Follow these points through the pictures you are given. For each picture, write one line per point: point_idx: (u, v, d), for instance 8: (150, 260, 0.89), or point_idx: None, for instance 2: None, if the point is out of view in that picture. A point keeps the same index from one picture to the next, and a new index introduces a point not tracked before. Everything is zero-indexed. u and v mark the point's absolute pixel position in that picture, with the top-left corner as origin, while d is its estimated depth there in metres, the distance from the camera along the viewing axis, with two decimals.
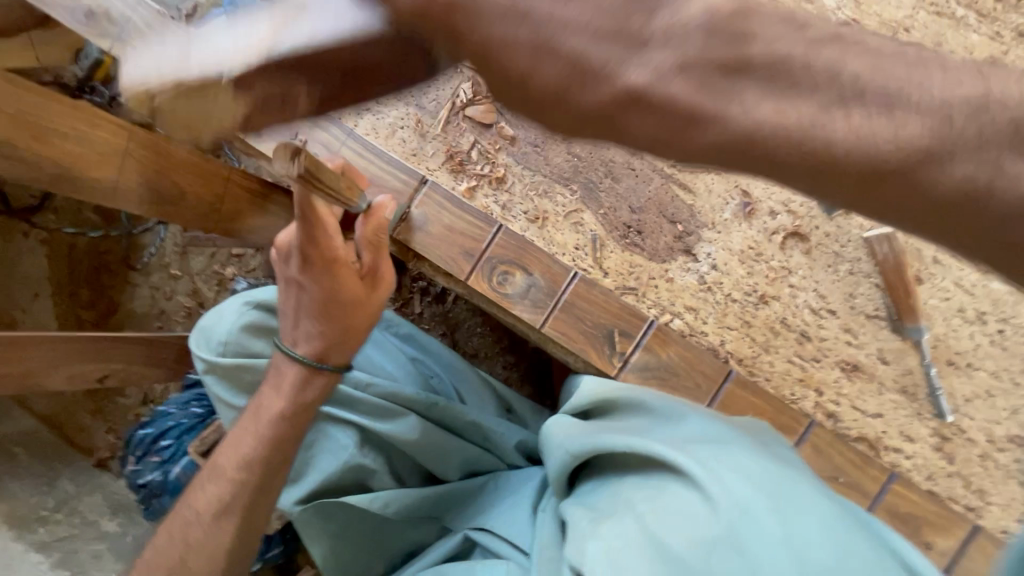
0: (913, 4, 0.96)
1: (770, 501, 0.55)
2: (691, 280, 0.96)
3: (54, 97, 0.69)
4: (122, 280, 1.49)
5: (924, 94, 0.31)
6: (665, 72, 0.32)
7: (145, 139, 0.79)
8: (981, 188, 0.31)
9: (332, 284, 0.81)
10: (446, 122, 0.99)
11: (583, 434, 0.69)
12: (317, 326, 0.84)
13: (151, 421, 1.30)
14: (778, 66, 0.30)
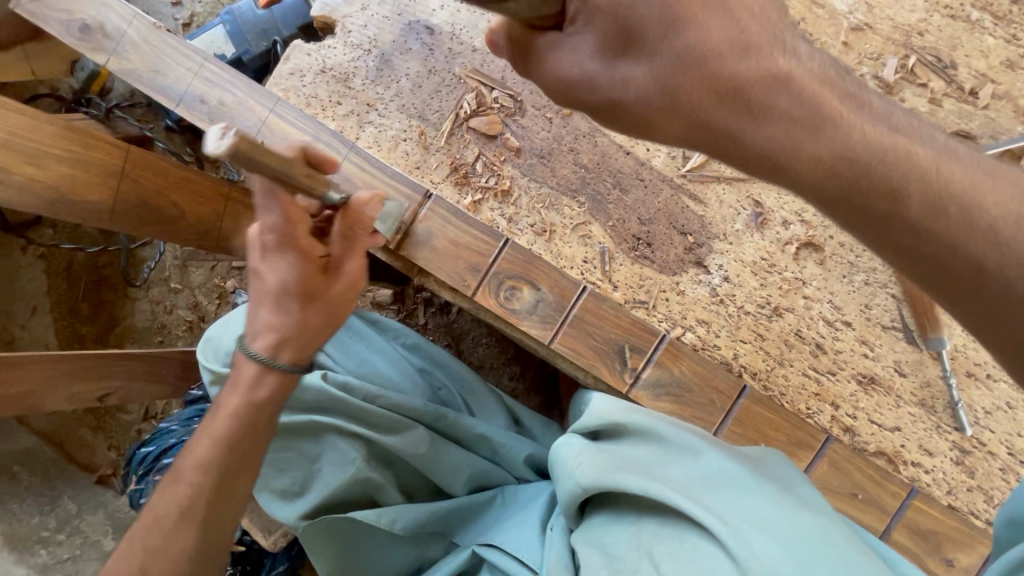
0: (926, 8, 0.94)
1: (797, 563, 0.52)
2: (702, 292, 0.94)
3: (47, 120, 0.70)
4: (122, 294, 1.47)
5: (956, 191, 0.50)
6: (779, 164, 0.51)
7: (143, 160, 0.78)
8: (989, 263, 0.48)
9: (297, 275, 0.76)
10: (450, 134, 0.97)
11: (595, 465, 0.66)
12: (276, 319, 0.79)
13: (153, 439, 1.28)
14: (866, 163, 0.50)
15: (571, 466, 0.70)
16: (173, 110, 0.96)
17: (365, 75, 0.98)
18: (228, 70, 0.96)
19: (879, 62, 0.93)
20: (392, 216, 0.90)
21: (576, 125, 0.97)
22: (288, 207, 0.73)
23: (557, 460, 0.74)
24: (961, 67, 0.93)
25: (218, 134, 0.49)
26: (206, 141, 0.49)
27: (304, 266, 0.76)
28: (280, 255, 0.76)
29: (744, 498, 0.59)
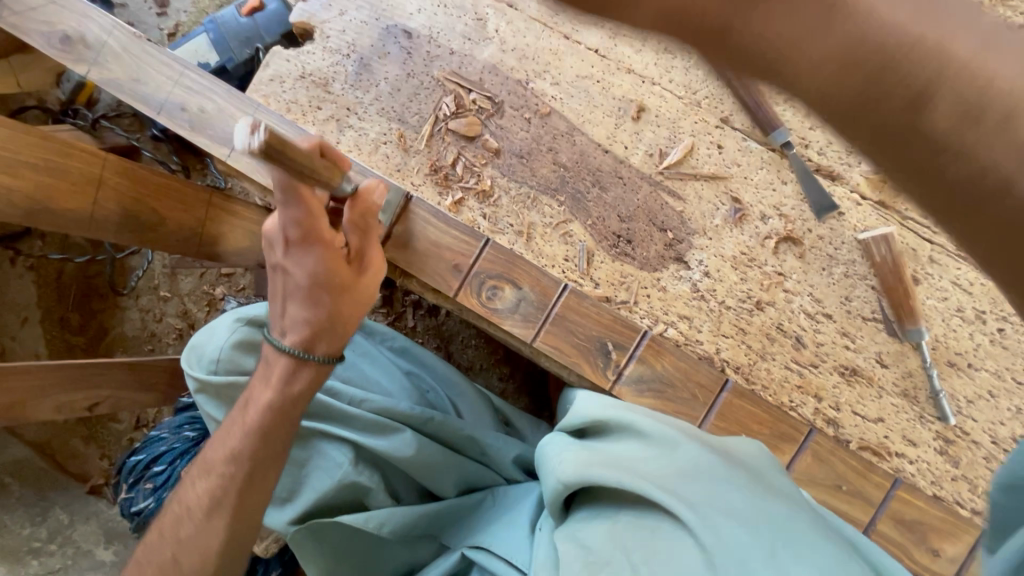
0: None
1: (764, 551, 0.53)
2: (684, 288, 0.95)
3: (22, 130, 0.69)
4: (112, 303, 1.47)
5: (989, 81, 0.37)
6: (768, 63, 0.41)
7: (120, 167, 0.79)
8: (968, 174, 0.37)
9: (321, 267, 0.79)
10: (430, 137, 0.97)
11: (578, 460, 0.66)
12: (305, 313, 0.81)
13: (143, 447, 1.28)
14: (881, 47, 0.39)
15: (555, 461, 0.69)
16: (153, 118, 0.97)
17: (344, 79, 0.99)
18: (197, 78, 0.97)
19: None
20: (394, 206, 0.91)
21: (555, 124, 0.97)
22: (309, 202, 0.76)
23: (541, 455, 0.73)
24: None
25: (243, 131, 0.54)
26: (235, 139, 0.54)
27: (330, 257, 0.79)
28: (302, 250, 0.79)
29: (717, 490, 0.61)
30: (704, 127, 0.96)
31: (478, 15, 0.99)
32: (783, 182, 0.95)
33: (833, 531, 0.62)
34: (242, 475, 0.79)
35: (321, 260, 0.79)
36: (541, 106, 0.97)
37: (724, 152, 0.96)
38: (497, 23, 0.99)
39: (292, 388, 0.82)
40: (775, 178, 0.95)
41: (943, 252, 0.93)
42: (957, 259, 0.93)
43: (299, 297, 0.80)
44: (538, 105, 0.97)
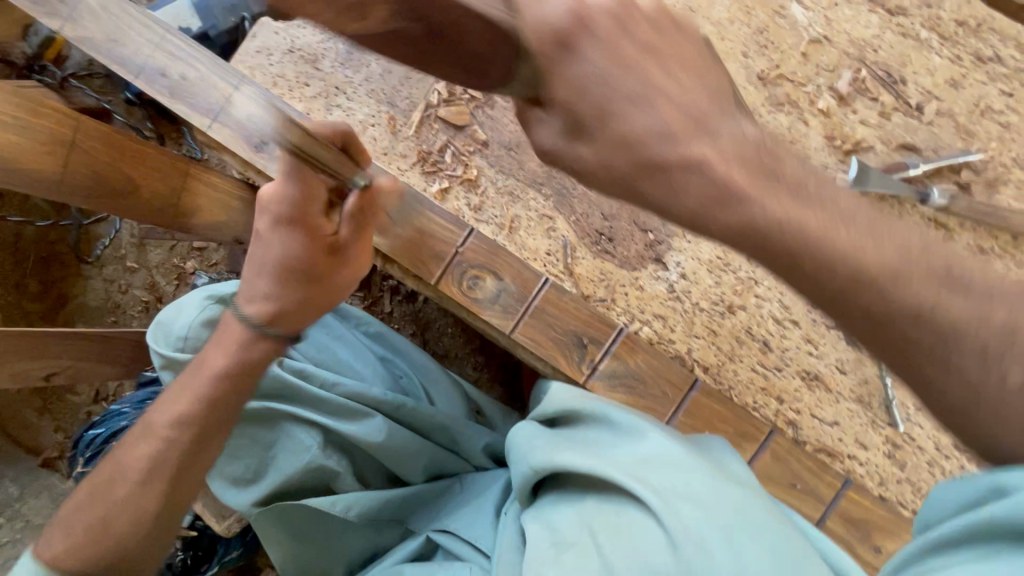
0: (881, 24, 0.99)
1: (720, 532, 0.55)
2: (660, 288, 0.98)
3: None
4: (74, 272, 1.42)
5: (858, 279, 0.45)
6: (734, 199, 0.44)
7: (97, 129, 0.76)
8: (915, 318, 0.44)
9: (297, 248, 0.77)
10: (420, 123, 0.97)
11: (548, 445, 0.70)
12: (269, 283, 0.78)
13: (102, 421, 1.24)
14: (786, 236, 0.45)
15: (524, 446, 0.73)
16: (131, 82, 0.95)
17: (334, 57, 0.96)
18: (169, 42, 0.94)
19: (834, 74, 0.98)
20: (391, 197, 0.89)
21: None
22: (309, 183, 0.72)
23: (511, 445, 0.77)
24: (909, 84, 0.99)
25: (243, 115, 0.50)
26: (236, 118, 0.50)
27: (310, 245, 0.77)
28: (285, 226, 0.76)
29: (679, 472, 0.63)
30: None
31: None
32: None
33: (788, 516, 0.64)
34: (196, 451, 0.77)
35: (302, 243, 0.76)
36: None
37: None
38: None
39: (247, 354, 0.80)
40: None
41: None
42: None
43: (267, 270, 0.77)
44: None
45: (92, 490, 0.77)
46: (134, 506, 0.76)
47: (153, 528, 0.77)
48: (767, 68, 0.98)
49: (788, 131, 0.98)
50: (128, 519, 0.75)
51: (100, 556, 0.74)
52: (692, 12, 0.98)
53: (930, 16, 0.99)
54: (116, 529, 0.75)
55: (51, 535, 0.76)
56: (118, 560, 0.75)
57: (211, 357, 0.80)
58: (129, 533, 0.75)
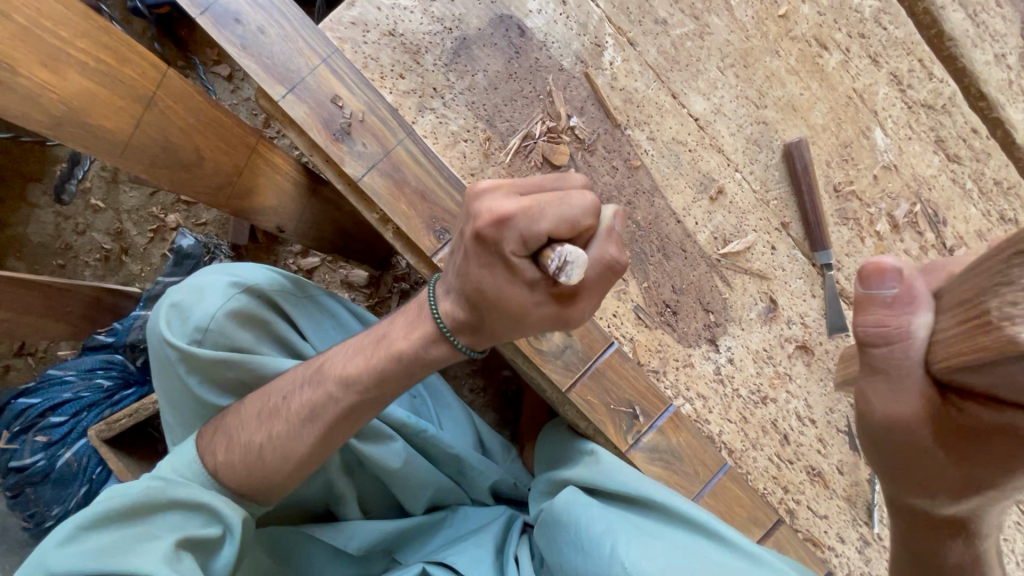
0: (940, 166, 1.07)
1: None
2: (708, 368, 1.00)
3: (84, 14, 0.56)
4: (16, 194, 1.16)
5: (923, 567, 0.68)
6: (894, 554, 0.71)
7: (175, 90, 0.66)
8: None
9: (506, 290, 0.65)
10: (516, 152, 0.90)
11: (641, 550, 0.77)
12: (463, 326, 0.72)
13: (37, 388, 1.05)
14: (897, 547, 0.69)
15: (614, 551, 0.77)
16: (193, 18, 0.77)
17: (438, 55, 0.88)
18: None
19: (895, 202, 1.05)
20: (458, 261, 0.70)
21: (640, 179, 0.95)
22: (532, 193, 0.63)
23: (589, 539, 0.80)
24: (949, 227, 1.07)
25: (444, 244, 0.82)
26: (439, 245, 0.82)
27: (501, 285, 0.64)
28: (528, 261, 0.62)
29: None
30: (766, 226, 1.01)
31: (598, 39, 0.93)
32: (812, 296, 1.03)
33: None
34: (275, 450, 0.79)
35: (527, 278, 0.63)
36: (632, 158, 0.94)
37: (775, 254, 1.01)
38: (613, 57, 0.93)
39: (377, 359, 0.77)
40: (807, 290, 1.03)
41: None
42: None
43: (460, 301, 0.71)
44: (630, 155, 0.94)
45: (251, 411, 0.81)
46: (284, 451, 0.79)
47: (293, 474, 0.81)
48: (843, 181, 1.03)
49: (847, 245, 1.04)
50: (270, 464, 0.79)
51: (240, 481, 0.80)
52: (793, 110, 1.00)
53: (978, 169, 1.09)
54: (263, 463, 0.80)
55: (211, 438, 0.82)
56: (248, 490, 0.81)
57: (343, 358, 0.81)
58: (271, 473, 0.80)
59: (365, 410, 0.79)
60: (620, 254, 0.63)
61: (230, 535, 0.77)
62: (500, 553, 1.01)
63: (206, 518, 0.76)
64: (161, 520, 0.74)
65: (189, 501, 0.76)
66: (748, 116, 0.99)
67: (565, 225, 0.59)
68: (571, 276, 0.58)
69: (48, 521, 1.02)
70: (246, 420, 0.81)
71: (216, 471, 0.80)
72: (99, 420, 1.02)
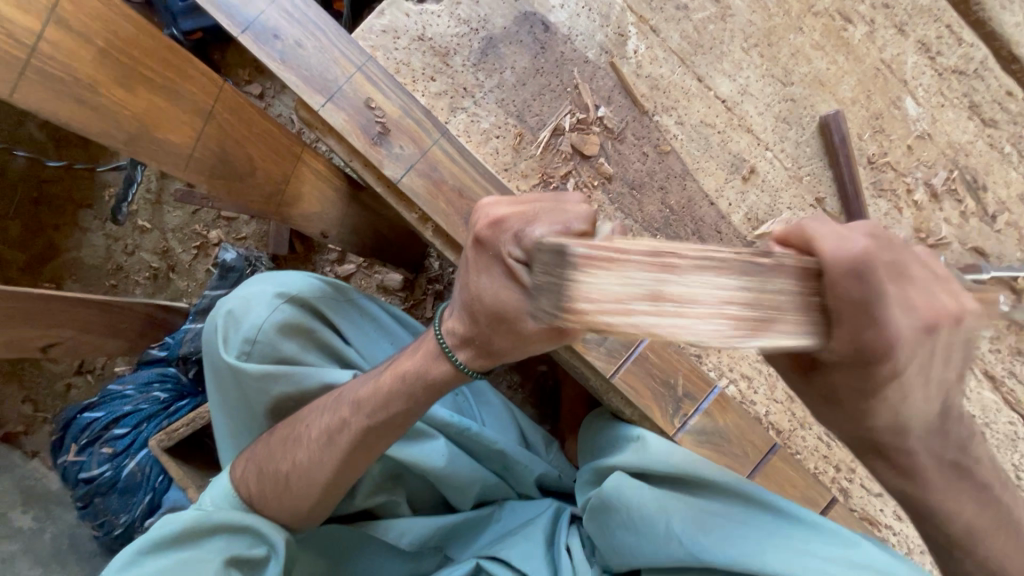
0: (975, 132, 1.05)
1: None
2: (751, 349, 1.00)
3: (153, 33, 0.60)
4: (68, 221, 1.22)
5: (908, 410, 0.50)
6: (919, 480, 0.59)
7: (231, 103, 0.70)
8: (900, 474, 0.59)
9: (504, 296, 0.58)
10: (548, 146, 0.91)
11: (692, 526, 0.80)
12: (466, 342, 0.67)
13: (101, 403, 1.11)
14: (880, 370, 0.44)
15: (666, 527, 0.80)
16: (235, 37, 0.81)
17: (466, 55, 0.90)
18: None
19: (931, 170, 1.04)
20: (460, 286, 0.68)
21: (671, 164, 0.96)
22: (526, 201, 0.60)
23: (641, 516, 0.83)
24: (989, 192, 1.06)
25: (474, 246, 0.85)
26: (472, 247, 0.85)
27: (497, 290, 0.58)
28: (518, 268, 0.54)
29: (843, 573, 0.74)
30: (800, 204, 1.00)
31: (620, 29, 0.94)
32: None
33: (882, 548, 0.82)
34: (300, 480, 0.80)
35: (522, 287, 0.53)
36: (662, 143, 0.95)
37: None
38: (636, 45, 0.95)
39: (383, 376, 0.77)
40: None
41: None
42: None
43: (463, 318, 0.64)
44: (660, 141, 0.95)
45: (278, 439, 0.83)
46: (311, 478, 0.80)
47: (321, 499, 0.82)
48: (877, 152, 1.02)
49: (885, 217, 1.03)
50: (297, 492, 0.81)
51: (274, 509, 0.82)
52: (820, 86, 1.00)
53: (1017, 132, 1.06)
54: (293, 490, 0.81)
55: (244, 470, 0.84)
56: (283, 519, 0.83)
57: (358, 385, 0.81)
58: (300, 500, 0.81)
59: (380, 433, 0.79)
60: (622, 268, 0.51)
61: (275, 554, 0.80)
62: (551, 545, 1.01)
63: (252, 540, 0.80)
64: (210, 543, 0.78)
65: (235, 523, 0.79)
66: (775, 95, 0.99)
67: (560, 228, 0.49)
68: (567, 302, 0.47)
69: (117, 529, 1.07)
70: (274, 450, 0.83)
71: (251, 499, 0.83)
72: (159, 430, 1.06)
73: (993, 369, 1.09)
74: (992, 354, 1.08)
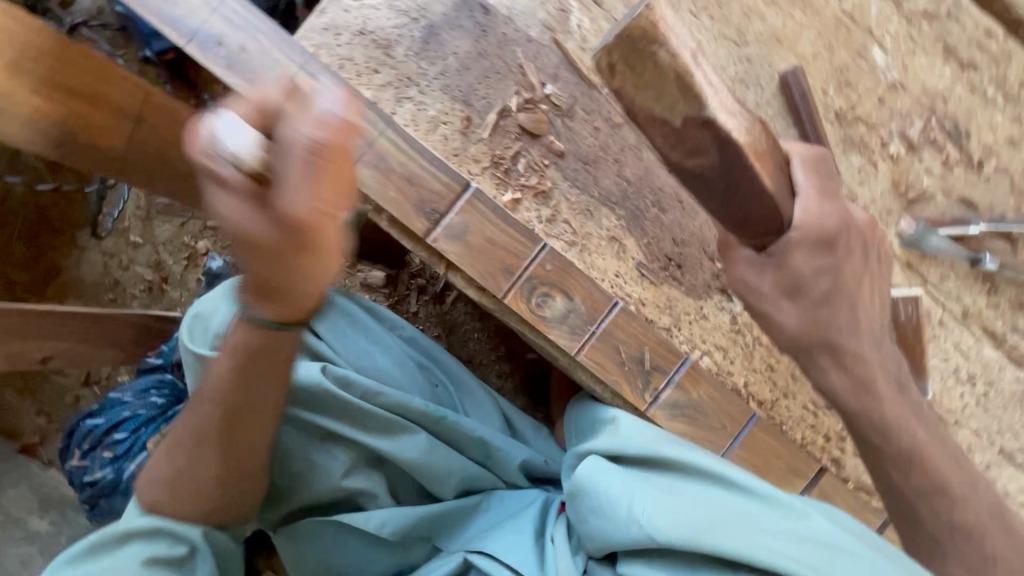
0: (953, 77, 1.00)
1: None
2: (724, 319, 0.97)
3: (77, 51, 0.69)
4: (67, 242, 1.30)
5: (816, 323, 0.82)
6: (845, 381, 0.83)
7: (155, 105, 0.79)
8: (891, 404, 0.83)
9: (240, 217, 0.59)
10: (495, 127, 0.91)
11: (656, 508, 0.75)
12: (270, 290, 0.67)
13: (100, 411, 1.16)
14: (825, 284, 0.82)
15: (630, 510, 0.76)
16: (182, 48, 0.85)
17: (409, 45, 0.91)
18: None
19: (906, 121, 0.99)
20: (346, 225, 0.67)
21: (624, 136, 0.94)
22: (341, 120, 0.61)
23: (607, 500, 0.79)
24: (973, 138, 1.01)
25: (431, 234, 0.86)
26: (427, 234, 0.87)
27: (231, 209, 0.59)
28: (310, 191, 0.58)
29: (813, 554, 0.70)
30: None
31: (562, 5, 0.94)
32: None
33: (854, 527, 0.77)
34: (201, 470, 0.80)
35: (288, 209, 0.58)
36: (614, 115, 0.94)
37: None
38: (580, 19, 0.94)
39: (235, 340, 0.77)
40: None
41: (950, 316, 1.01)
42: (960, 325, 1.02)
43: (259, 271, 0.63)
44: (611, 113, 0.94)
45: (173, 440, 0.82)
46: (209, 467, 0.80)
47: (227, 487, 0.82)
48: (845, 107, 0.98)
49: (858, 173, 0.99)
50: (203, 478, 0.81)
51: (184, 507, 0.82)
52: (777, 43, 0.97)
53: (997, 72, 1.01)
54: (196, 483, 0.81)
55: (148, 478, 0.83)
56: (195, 515, 0.82)
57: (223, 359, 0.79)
58: (207, 492, 0.81)
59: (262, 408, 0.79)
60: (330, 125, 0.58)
61: (198, 547, 0.81)
62: (540, 536, 1.00)
63: (170, 540, 0.80)
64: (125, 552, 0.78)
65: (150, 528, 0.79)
66: (730, 56, 0.96)
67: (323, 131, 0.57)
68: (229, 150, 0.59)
69: None
70: (173, 452, 0.81)
71: (156, 499, 0.81)
72: (153, 434, 1.10)
73: (993, 324, 1.03)
74: (991, 309, 1.02)
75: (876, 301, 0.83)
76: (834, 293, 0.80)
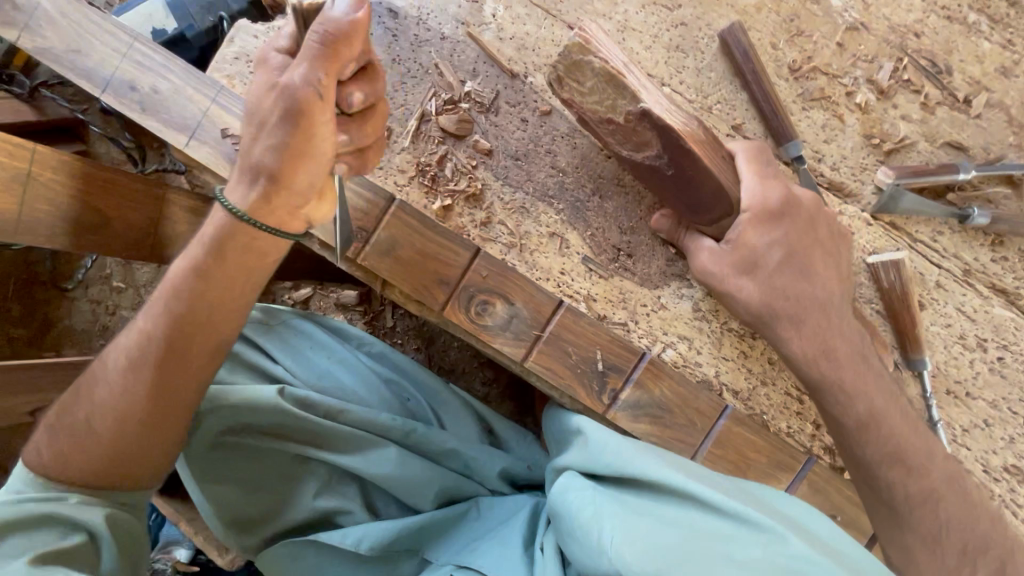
0: (923, 8, 0.89)
1: None
2: (685, 307, 0.90)
3: None
4: (57, 294, 1.35)
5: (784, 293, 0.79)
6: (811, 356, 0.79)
7: (51, 161, 0.74)
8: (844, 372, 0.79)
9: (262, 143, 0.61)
10: (417, 133, 0.88)
11: (627, 534, 0.65)
12: (270, 175, 0.62)
13: None
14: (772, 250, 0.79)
15: (602, 540, 0.65)
16: (98, 98, 0.85)
17: None
18: (122, 39, 0.85)
19: (873, 65, 0.89)
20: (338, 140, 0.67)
21: (555, 124, 0.89)
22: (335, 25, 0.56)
23: (577, 525, 0.69)
24: (955, 73, 0.89)
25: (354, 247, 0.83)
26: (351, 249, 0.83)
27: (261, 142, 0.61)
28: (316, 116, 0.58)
29: None
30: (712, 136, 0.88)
31: None
32: None
33: (835, 551, 0.66)
34: (116, 402, 0.69)
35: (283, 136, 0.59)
36: (541, 104, 0.89)
37: None
38: (494, 7, 0.90)
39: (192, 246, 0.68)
40: None
41: (949, 277, 0.90)
42: (962, 285, 0.90)
43: (281, 143, 0.60)
44: (538, 103, 0.89)
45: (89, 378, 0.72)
46: (118, 399, 0.69)
47: (132, 425, 0.70)
48: (799, 59, 0.89)
49: (823, 130, 0.89)
50: (121, 423, 0.70)
51: (77, 465, 0.69)
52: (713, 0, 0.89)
53: None
54: (99, 424, 0.70)
55: (50, 431, 0.72)
56: (94, 475, 0.70)
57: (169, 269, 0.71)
58: (106, 433, 0.69)
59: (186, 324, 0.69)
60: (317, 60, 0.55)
61: (97, 536, 0.68)
62: (528, 546, 0.94)
63: (61, 529, 0.66)
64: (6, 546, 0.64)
65: (34, 515, 0.66)
66: (661, 23, 0.89)
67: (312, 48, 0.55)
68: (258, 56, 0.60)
69: None
70: (96, 379, 0.71)
71: (52, 466, 0.70)
72: None
73: (1002, 280, 0.91)
74: (997, 263, 0.90)
75: (832, 270, 0.81)
76: (790, 261, 0.79)
